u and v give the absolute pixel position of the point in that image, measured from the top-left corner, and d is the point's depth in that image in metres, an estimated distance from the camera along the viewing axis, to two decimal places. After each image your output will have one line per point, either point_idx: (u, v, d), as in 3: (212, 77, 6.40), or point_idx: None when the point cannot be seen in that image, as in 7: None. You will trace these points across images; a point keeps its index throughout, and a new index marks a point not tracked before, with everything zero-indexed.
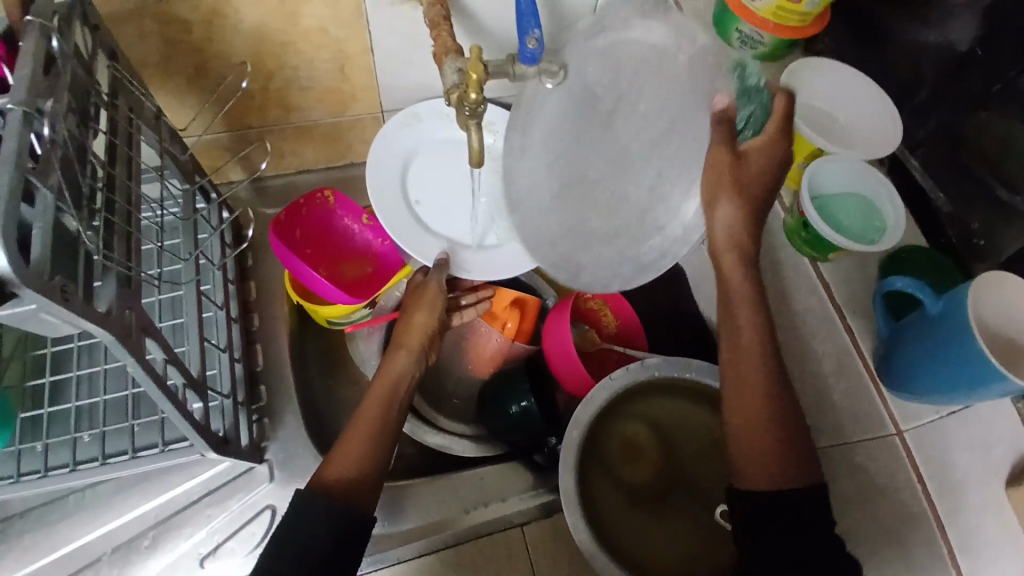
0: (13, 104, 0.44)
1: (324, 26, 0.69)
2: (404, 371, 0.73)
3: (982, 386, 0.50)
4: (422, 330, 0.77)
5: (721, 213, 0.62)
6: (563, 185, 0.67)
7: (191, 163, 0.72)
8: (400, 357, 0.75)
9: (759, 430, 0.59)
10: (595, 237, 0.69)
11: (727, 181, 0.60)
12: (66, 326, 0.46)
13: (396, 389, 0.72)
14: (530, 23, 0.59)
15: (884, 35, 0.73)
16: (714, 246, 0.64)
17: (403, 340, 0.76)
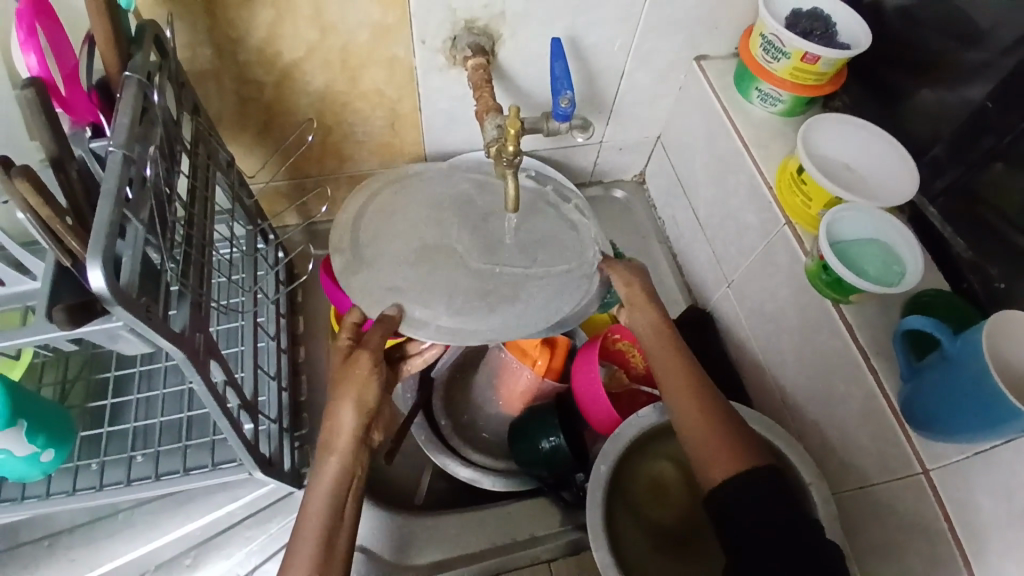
0: (115, 147, 0.48)
1: (380, 88, 0.78)
2: (337, 485, 0.58)
3: (1004, 420, 0.53)
4: (349, 435, 0.59)
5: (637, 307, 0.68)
6: (426, 245, 0.69)
7: (255, 207, 0.80)
8: (330, 463, 0.59)
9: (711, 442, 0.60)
10: (459, 297, 0.65)
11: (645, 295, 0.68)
12: (146, 343, 0.52)
13: (331, 505, 0.58)
14: (564, 85, 0.71)
15: (898, 93, 0.78)
16: (642, 337, 0.68)
17: (328, 443, 0.59)
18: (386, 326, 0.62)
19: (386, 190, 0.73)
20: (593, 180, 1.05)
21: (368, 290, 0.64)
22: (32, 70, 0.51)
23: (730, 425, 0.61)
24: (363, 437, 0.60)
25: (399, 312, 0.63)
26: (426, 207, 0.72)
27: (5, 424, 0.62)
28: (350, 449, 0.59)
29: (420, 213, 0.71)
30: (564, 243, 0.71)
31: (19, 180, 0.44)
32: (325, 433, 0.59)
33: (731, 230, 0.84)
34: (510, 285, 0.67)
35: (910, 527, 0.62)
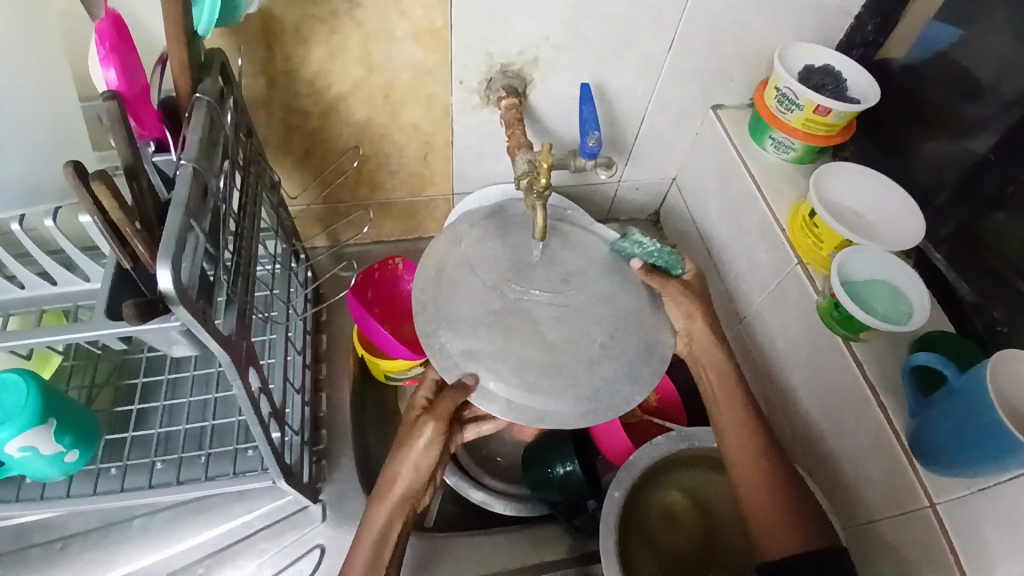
0: (187, 161, 0.53)
1: (418, 122, 0.83)
2: (388, 523, 0.67)
3: (1004, 453, 0.55)
4: (408, 478, 0.68)
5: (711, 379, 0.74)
6: (501, 308, 0.66)
7: (291, 226, 0.84)
8: (380, 512, 0.67)
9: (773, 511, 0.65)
10: (531, 369, 0.63)
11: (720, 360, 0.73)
12: (193, 343, 0.54)
13: (378, 546, 0.65)
14: (592, 126, 0.76)
15: (903, 147, 0.83)
16: (717, 411, 0.72)
17: (387, 483, 0.68)
18: (458, 390, 0.62)
19: (461, 253, 0.71)
20: (610, 217, 1.10)
21: (444, 355, 0.63)
22: (110, 84, 0.57)
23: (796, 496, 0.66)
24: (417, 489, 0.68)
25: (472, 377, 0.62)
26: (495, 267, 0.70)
27: (36, 420, 0.65)
28: (400, 500, 0.67)
29: (490, 270, 0.69)
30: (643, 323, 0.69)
31: (96, 183, 0.47)
32: (382, 485, 0.68)
33: (744, 268, 0.88)
34: (586, 363, 0.64)
35: (919, 562, 0.63)
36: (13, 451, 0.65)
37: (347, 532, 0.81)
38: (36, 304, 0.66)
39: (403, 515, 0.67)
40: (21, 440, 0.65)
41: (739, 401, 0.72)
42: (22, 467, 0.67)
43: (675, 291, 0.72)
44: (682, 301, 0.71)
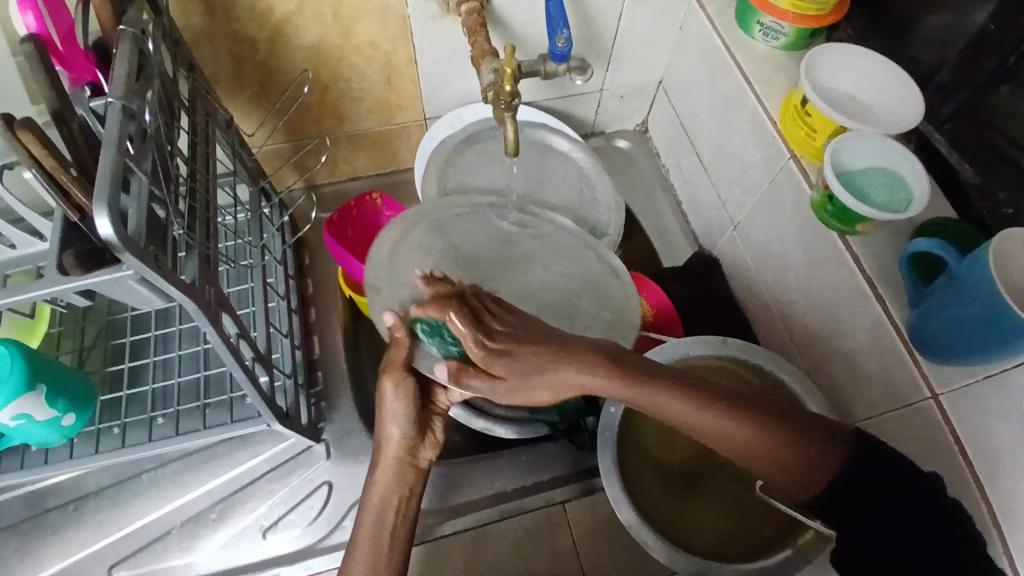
0: (113, 99, 0.48)
1: (375, 41, 0.77)
2: (385, 501, 0.64)
3: (1009, 336, 0.53)
4: (395, 451, 0.64)
5: (654, 395, 0.58)
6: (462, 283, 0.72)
7: (256, 168, 0.80)
8: (380, 477, 0.64)
9: (742, 438, 0.59)
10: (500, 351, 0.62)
11: (564, 354, 0.56)
12: (154, 294, 0.52)
13: (383, 510, 0.64)
14: (559, 24, 0.71)
15: (904, 19, 0.76)
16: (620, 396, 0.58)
17: (379, 459, 0.65)
18: (403, 341, 0.60)
19: (415, 234, 0.75)
20: (595, 130, 1.04)
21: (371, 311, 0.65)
22: (31, 29, 0.51)
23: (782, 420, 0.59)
24: (411, 452, 0.64)
25: (402, 324, 0.60)
26: (482, 244, 0.78)
27: (26, 387, 0.64)
28: (396, 465, 0.64)
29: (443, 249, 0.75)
30: (610, 294, 0.76)
31: (24, 133, 0.45)
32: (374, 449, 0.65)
33: (735, 170, 0.84)
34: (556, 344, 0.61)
35: (919, 453, 0.63)
36: (7, 420, 0.65)
37: (351, 468, 0.82)
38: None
39: (399, 493, 0.64)
40: (14, 408, 0.64)
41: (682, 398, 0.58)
42: (21, 435, 0.68)
43: (510, 332, 0.57)
44: (545, 387, 0.57)
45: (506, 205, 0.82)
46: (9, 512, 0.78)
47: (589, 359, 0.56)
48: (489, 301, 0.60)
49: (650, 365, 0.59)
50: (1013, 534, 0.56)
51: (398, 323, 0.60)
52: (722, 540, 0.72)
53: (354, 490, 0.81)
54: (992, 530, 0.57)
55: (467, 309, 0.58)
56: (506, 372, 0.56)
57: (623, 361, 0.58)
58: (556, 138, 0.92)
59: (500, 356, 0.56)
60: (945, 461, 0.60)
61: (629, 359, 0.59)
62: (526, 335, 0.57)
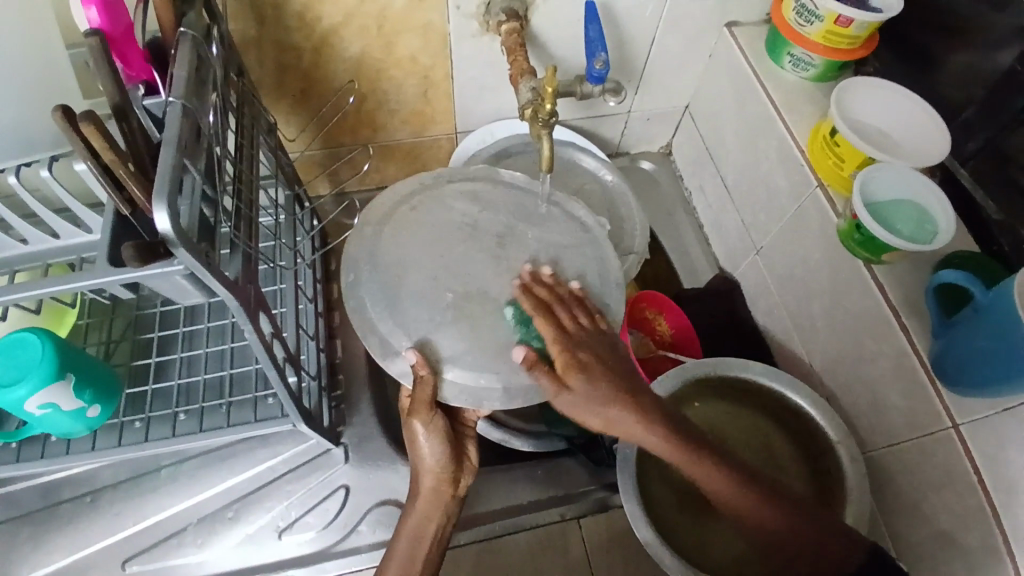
0: (174, 98, 0.50)
1: (415, 55, 0.79)
2: (421, 529, 0.64)
3: None
4: (431, 481, 0.64)
5: (688, 468, 0.60)
6: (453, 297, 0.63)
7: (292, 172, 0.81)
8: (416, 508, 0.64)
9: (761, 514, 0.60)
10: (506, 354, 0.61)
11: (622, 398, 0.57)
12: (199, 290, 0.53)
13: (421, 539, 0.64)
14: (597, 47, 0.73)
15: (932, 57, 0.78)
16: (642, 444, 0.59)
17: (415, 489, 0.65)
18: (428, 378, 0.59)
19: (403, 206, 0.69)
20: (620, 151, 1.06)
21: (386, 343, 0.61)
22: (94, 23, 0.53)
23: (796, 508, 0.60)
24: (451, 480, 0.65)
25: (426, 360, 0.59)
26: (445, 230, 0.67)
27: (54, 377, 0.65)
28: (433, 494, 0.64)
29: (425, 249, 0.66)
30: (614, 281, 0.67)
31: (86, 126, 0.45)
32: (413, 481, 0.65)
33: (760, 195, 0.85)
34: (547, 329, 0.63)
35: (937, 483, 0.63)
36: (33, 408, 0.66)
37: (369, 472, 0.83)
38: (42, 258, 0.63)
39: (436, 519, 0.64)
40: (41, 397, 0.65)
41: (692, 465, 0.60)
42: (46, 424, 0.69)
43: (573, 351, 0.57)
44: (595, 413, 0.57)
45: (460, 173, 0.72)
46: (24, 501, 0.79)
47: (646, 413, 0.58)
48: (581, 314, 0.61)
49: (696, 439, 0.61)
50: None
51: (420, 360, 0.59)
52: (737, 564, 0.71)
53: (370, 495, 0.81)
54: (1007, 561, 0.58)
55: (558, 325, 0.59)
56: (575, 386, 0.56)
57: (677, 428, 0.60)
58: (583, 158, 0.94)
59: (571, 368, 0.57)
60: (963, 492, 0.61)
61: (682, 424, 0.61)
62: (601, 364, 0.57)
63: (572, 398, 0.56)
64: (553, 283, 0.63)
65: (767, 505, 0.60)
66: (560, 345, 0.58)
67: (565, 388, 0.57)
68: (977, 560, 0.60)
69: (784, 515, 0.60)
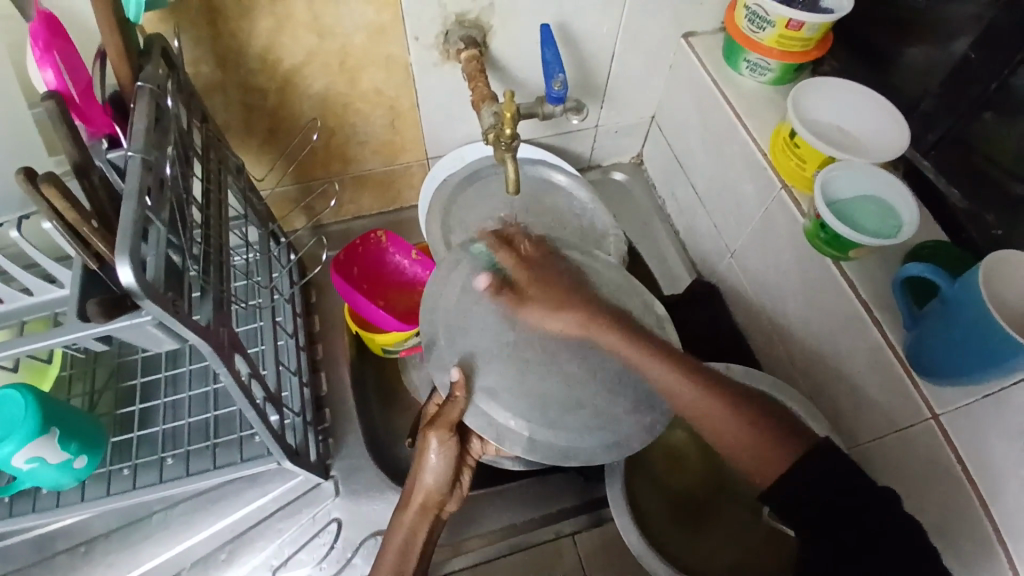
0: (134, 152, 0.51)
1: (380, 87, 0.81)
2: (410, 543, 0.66)
3: (998, 356, 0.55)
4: (429, 494, 0.67)
5: (637, 356, 0.57)
6: (518, 337, 0.57)
7: (265, 210, 0.82)
8: (407, 519, 0.67)
9: (734, 432, 0.57)
10: (553, 405, 0.55)
11: (568, 300, 0.59)
12: (170, 337, 0.54)
13: (405, 556, 0.66)
14: (556, 68, 0.75)
15: (882, 54, 0.80)
16: (615, 357, 0.57)
17: (406, 501, 0.68)
18: (462, 399, 0.57)
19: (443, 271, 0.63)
20: (592, 164, 1.07)
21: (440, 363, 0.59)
22: (49, 85, 0.54)
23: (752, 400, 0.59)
24: (440, 500, 0.68)
25: (466, 382, 0.56)
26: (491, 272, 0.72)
27: (39, 431, 0.65)
28: (423, 508, 0.67)
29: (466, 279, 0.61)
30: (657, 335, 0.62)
31: (46, 187, 0.46)
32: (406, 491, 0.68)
33: (730, 199, 0.86)
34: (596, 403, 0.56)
35: (922, 475, 0.64)
36: (20, 463, 0.65)
37: (361, 503, 0.82)
38: (17, 315, 0.63)
39: (424, 533, 0.67)
40: (27, 452, 0.65)
41: (693, 382, 0.57)
42: (33, 477, 0.68)
43: (537, 284, 0.60)
44: (564, 321, 0.58)
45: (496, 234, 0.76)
46: (17, 556, 0.78)
47: (609, 320, 0.58)
48: (522, 249, 0.64)
49: (643, 331, 0.59)
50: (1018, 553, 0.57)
51: (462, 380, 0.56)
52: (731, 568, 0.71)
53: (363, 527, 0.81)
54: (996, 547, 0.58)
55: (516, 254, 0.64)
56: (533, 296, 0.59)
57: (635, 330, 0.58)
58: (554, 174, 0.95)
59: (534, 284, 0.61)
60: (949, 481, 0.61)
61: (625, 317, 0.59)
62: (554, 285, 0.60)
63: (531, 307, 0.59)
64: (515, 237, 0.67)
65: (739, 415, 0.58)
66: (525, 272, 0.62)
67: (525, 299, 0.59)
68: (967, 549, 0.60)
69: (757, 427, 0.57)
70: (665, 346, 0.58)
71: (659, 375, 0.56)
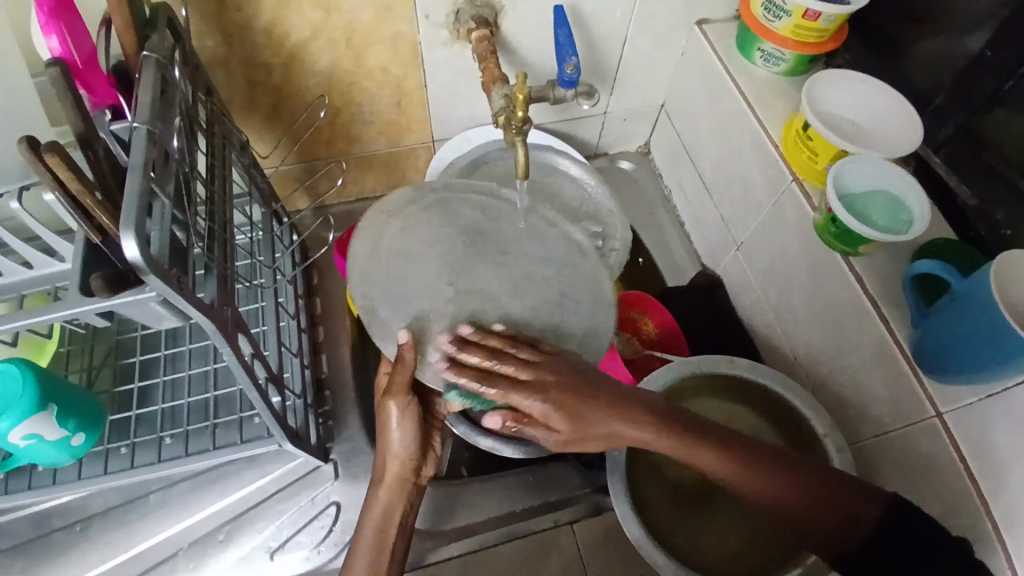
0: (138, 124, 0.50)
1: (387, 66, 0.79)
2: (386, 517, 0.64)
3: (1008, 354, 0.55)
4: (397, 468, 0.64)
5: (700, 458, 0.59)
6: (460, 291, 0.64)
7: (269, 189, 0.81)
8: (380, 496, 0.64)
9: (795, 504, 0.60)
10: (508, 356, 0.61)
11: (608, 409, 0.57)
12: (173, 314, 0.53)
13: (384, 531, 0.64)
14: (568, 51, 0.73)
15: (896, 47, 0.79)
16: (658, 450, 0.60)
17: (380, 476, 0.65)
18: (409, 363, 0.57)
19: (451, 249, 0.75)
20: (598, 152, 1.06)
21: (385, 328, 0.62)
22: (54, 53, 0.52)
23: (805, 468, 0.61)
24: (410, 471, 0.64)
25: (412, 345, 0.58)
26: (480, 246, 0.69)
27: (36, 407, 0.64)
28: (395, 483, 0.64)
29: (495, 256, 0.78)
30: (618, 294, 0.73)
31: (50, 157, 0.45)
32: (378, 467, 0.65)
33: (738, 191, 0.85)
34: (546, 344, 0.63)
35: (923, 472, 0.64)
36: (17, 439, 0.64)
37: (360, 487, 0.82)
38: (16, 289, 0.62)
39: (399, 509, 0.64)
40: (23, 428, 0.64)
41: (720, 453, 0.59)
42: (30, 454, 0.67)
43: (542, 386, 0.54)
44: (600, 425, 0.57)
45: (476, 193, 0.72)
46: (13, 533, 0.77)
47: (643, 416, 0.58)
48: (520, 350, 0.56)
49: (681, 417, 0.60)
50: (1016, 550, 0.58)
51: (410, 342, 0.57)
52: (732, 559, 0.72)
53: (361, 510, 0.81)
54: (996, 544, 0.58)
55: (507, 369, 0.55)
56: (569, 429, 0.56)
57: (665, 423, 0.59)
58: (561, 161, 0.94)
59: (555, 394, 0.55)
60: (951, 477, 0.62)
61: (670, 413, 0.60)
62: (558, 382, 0.55)
63: (568, 439, 0.58)
64: (477, 334, 0.57)
65: (804, 485, 0.60)
66: (529, 395, 0.54)
67: (555, 429, 0.57)
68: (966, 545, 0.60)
69: (815, 490, 0.60)
70: (710, 436, 0.60)
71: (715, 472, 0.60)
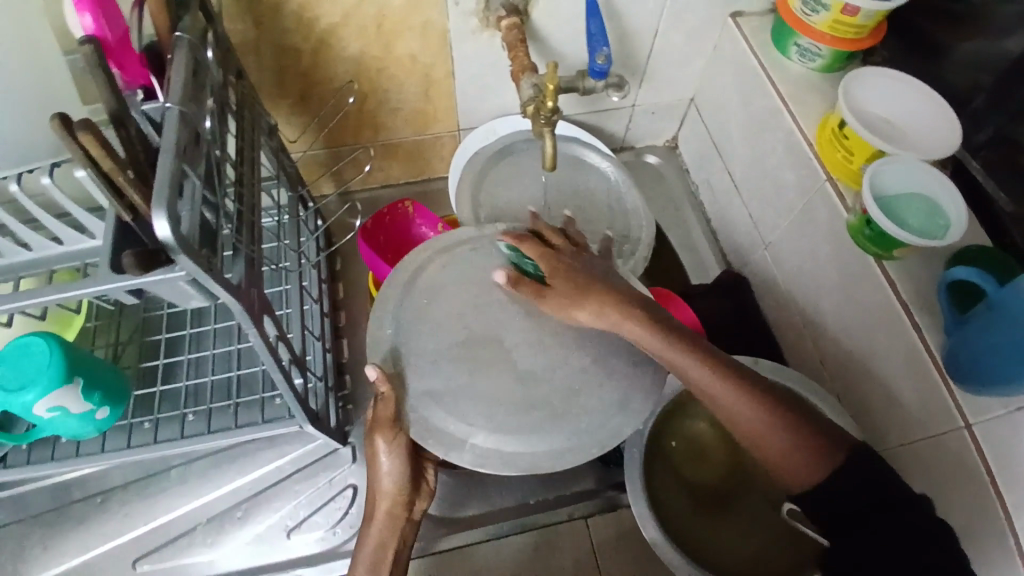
0: (172, 105, 0.50)
1: (415, 53, 0.79)
2: (381, 545, 0.64)
3: None
4: (387, 504, 0.64)
5: (690, 370, 0.57)
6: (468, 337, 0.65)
7: (296, 173, 0.81)
8: (371, 530, 0.64)
9: (771, 440, 0.56)
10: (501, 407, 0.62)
11: (613, 296, 0.59)
12: (200, 293, 0.53)
13: (384, 548, 0.64)
14: (599, 42, 0.72)
15: (941, 46, 0.76)
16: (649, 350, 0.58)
17: (370, 511, 0.65)
18: (389, 396, 0.59)
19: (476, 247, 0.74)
20: (625, 145, 1.05)
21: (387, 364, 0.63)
22: (87, 30, 0.53)
23: (788, 401, 0.58)
24: (403, 506, 0.65)
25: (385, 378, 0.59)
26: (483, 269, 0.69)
27: (61, 380, 0.65)
28: (387, 517, 0.64)
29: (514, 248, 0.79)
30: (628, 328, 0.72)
31: (83, 134, 0.45)
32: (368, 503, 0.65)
33: (768, 190, 0.84)
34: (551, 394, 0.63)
35: (947, 482, 0.63)
36: (42, 411, 0.66)
37: None
38: (46, 265, 0.62)
39: (393, 543, 0.64)
40: (49, 400, 0.65)
41: (712, 366, 0.57)
42: (54, 426, 0.69)
43: (564, 274, 0.60)
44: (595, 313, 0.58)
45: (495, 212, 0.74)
46: (39, 500, 0.80)
47: (636, 316, 0.57)
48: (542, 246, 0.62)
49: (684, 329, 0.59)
50: None
51: (381, 377, 0.59)
52: (749, 562, 0.71)
53: None
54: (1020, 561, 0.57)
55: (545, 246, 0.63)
56: (557, 287, 0.60)
57: (670, 325, 0.58)
58: (588, 153, 0.93)
59: (560, 275, 0.60)
60: (977, 490, 0.60)
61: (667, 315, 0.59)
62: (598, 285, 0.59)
63: (551, 302, 0.60)
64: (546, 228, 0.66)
65: (783, 416, 0.57)
66: (548, 260, 0.61)
67: (546, 293, 0.61)
68: (990, 560, 0.59)
69: (793, 422, 0.57)
70: (710, 352, 0.58)
71: (698, 385, 0.57)
